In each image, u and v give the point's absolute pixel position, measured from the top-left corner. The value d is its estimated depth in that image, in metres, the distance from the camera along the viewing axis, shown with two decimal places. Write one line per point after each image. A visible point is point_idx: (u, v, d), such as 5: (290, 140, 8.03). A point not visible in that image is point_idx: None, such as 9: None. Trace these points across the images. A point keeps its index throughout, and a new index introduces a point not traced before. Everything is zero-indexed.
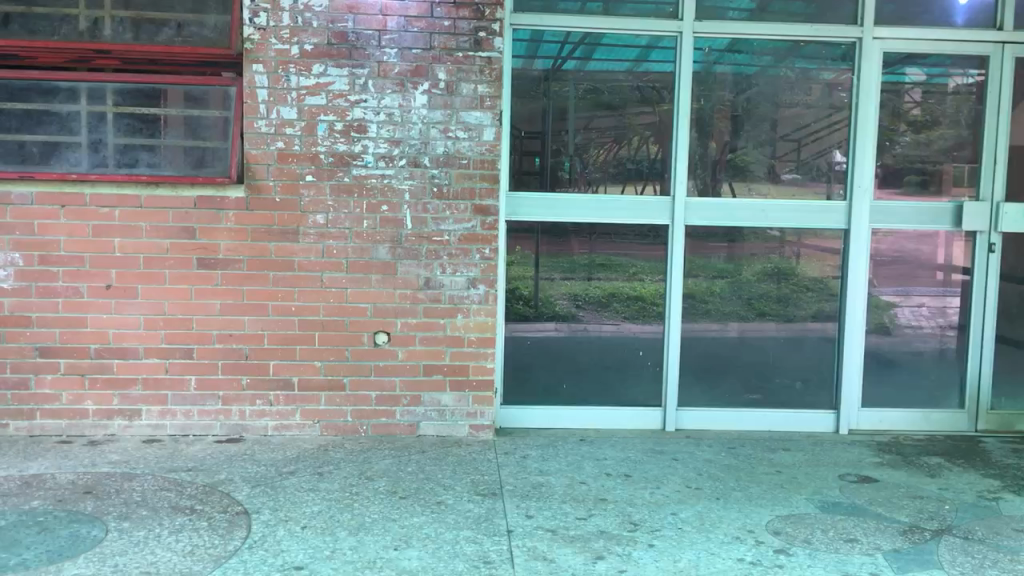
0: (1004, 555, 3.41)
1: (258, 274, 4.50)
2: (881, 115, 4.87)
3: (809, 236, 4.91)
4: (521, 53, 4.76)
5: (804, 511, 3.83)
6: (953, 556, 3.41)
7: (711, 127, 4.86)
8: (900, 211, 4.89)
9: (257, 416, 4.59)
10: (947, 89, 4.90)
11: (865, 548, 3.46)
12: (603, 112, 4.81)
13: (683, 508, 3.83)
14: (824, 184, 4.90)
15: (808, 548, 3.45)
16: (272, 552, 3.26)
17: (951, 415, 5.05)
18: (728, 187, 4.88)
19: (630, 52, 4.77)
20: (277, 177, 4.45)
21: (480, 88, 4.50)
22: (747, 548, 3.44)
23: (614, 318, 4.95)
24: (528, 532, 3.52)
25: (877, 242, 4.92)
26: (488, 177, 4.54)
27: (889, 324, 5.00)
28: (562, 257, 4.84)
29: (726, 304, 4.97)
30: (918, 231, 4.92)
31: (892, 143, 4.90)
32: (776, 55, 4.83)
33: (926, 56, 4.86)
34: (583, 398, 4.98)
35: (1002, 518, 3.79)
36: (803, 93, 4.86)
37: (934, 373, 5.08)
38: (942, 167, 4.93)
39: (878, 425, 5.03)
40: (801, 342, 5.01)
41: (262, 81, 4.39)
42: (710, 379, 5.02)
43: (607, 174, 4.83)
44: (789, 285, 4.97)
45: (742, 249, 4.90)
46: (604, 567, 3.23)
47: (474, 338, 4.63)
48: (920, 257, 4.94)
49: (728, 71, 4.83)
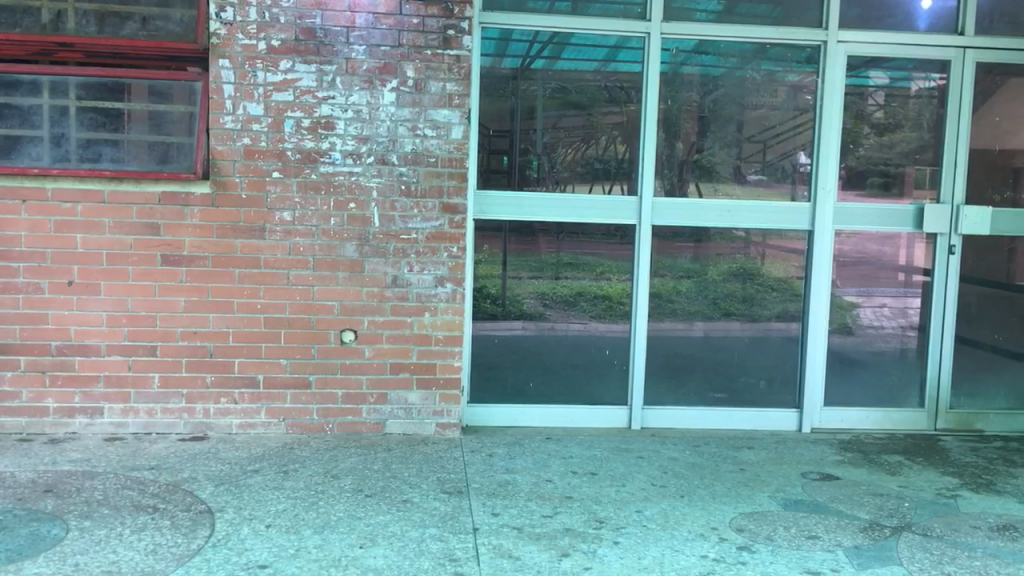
0: (962, 552, 3.48)
1: (223, 271, 4.46)
2: (845, 117, 4.94)
3: (775, 237, 4.97)
4: (489, 51, 4.76)
5: (767, 508, 3.88)
6: (912, 553, 3.47)
7: (679, 127, 4.90)
8: (862, 212, 4.97)
9: (222, 414, 4.55)
10: (909, 93, 4.98)
11: (826, 545, 3.51)
12: (572, 111, 4.84)
13: (648, 506, 3.86)
14: (789, 185, 4.95)
15: (771, 545, 3.49)
16: (235, 551, 3.23)
17: (913, 414, 5.12)
18: (695, 187, 4.92)
19: (598, 52, 4.79)
20: (243, 173, 4.42)
21: (448, 86, 4.49)
22: (711, 545, 3.48)
23: (581, 317, 4.98)
24: (494, 530, 3.53)
25: (841, 243, 4.99)
26: (456, 175, 4.54)
27: (852, 324, 5.07)
28: (530, 256, 4.87)
29: (692, 304, 5.03)
30: (880, 233, 5.00)
31: (856, 145, 4.97)
32: (742, 56, 4.88)
33: (889, 61, 4.93)
34: (549, 397, 5.00)
35: (960, 515, 3.86)
36: (768, 94, 4.92)
37: (896, 373, 5.15)
38: (905, 169, 5.01)
39: (840, 424, 5.10)
40: (766, 342, 5.07)
41: (228, 77, 4.36)
42: (676, 378, 5.05)
43: (575, 173, 4.84)
44: (754, 285, 5.03)
45: (708, 249, 4.95)
46: (569, 564, 3.25)
47: (442, 336, 4.63)
48: (882, 259, 5.02)
49: (695, 72, 4.87)
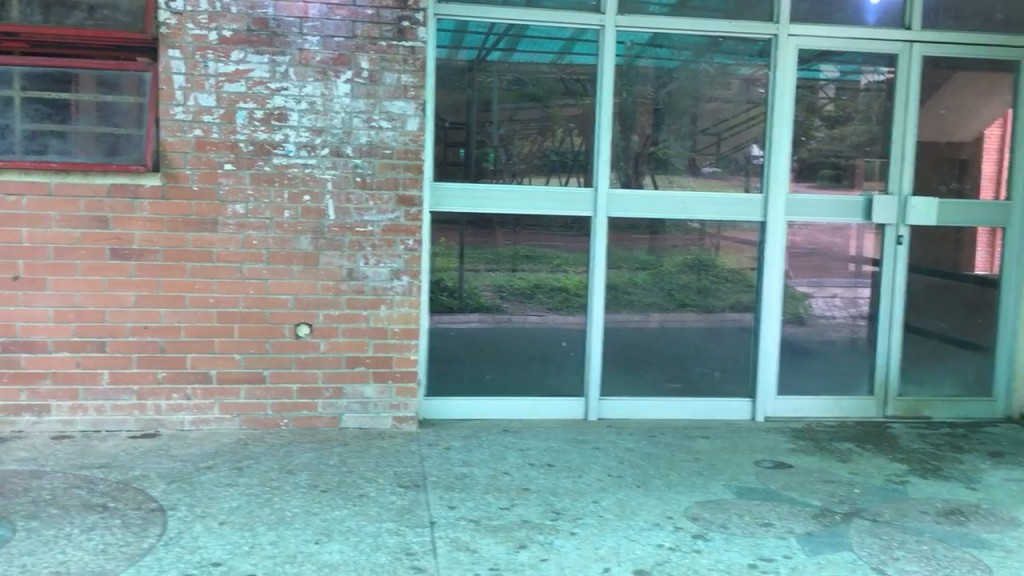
0: (910, 537, 3.56)
1: (174, 265, 4.39)
2: (797, 110, 5.01)
3: (729, 228, 5.02)
4: (445, 43, 4.73)
5: (721, 497, 3.93)
6: (862, 538, 3.54)
7: (634, 120, 4.92)
8: (814, 204, 5.04)
9: (174, 410, 4.49)
10: (859, 86, 5.06)
11: (779, 532, 3.57)
12: (527, 104, 4.83)
13: (605, 497, 3.89)
14: (742, 177, 5.01)
15: (725, 533, 3.54)
16: (188, 549, 3.19)
17: (863, 402, 5.22)
18: (650, 179, 4.95)
19: (554, 44, 4.80)
20: (193, 165, 4.35)
21: (403, 78, 4.47)
22: (667, 534, 3.52)
23: (539, 309, 4.98)
24: (451, 523, 3.53)
25: (793, 235, 5.06)
26: (412, 167, 4.52)
27: (804, 314, 5.14)
28: (486, 249, 4.86)
29: (648, 296, 5.05)
30: (831, 224, 5.08)
31: (808, 137, 5.04)
32: (696, 50, 4.92)
33: (839, 54, 5.00)
34: (507, 389, 5.00)
35: (908, 501, 3.95)
36: (722, 87, 4.97)
37: (847, 362, 5.24)
38: (855, 162, 5.09)
39: (793, 413, 5.18)
40: (720, 332, 5.12)
41: (177, 67, 4.28)
42: (632, 369, 5.09)
43: (531, 166, 4.85)
44: (709, 276, 5.07)
45: (664, 241, 4.99)
46: (526, 555, 3.26)
47: (398, 329, 4.61)
48: (833, 250, 5.11)
49: (650, 65, 4.89)
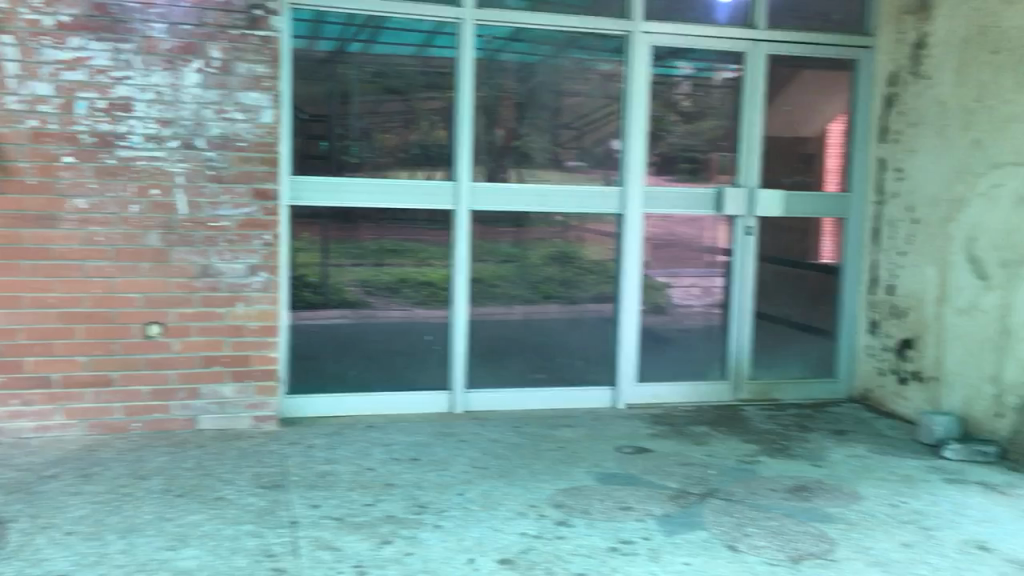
0: (760, 514, 3.73)
1: (10, 263, 4.14)
2: (654, 105, 5.15)
3: (590, 221, 5.13)
4: (302, 33, 4.61)
5: (584, 483, 4.01)
6: (716, 517, 3.69)
7: (497, 114, 4.95)
8: (670, 197, 5.21)
9: (12, 418, 4.23)
10: (712, 83, 5.26)
11: (638, 514, 3.68)
12: (388, 96, 4.79)
13: (469, 488, 3.90)
14: (602, 170, 5.12)
15: (587, 518, 3.62)
16: (28, 563, 3.02)
17: (717, 387, 5.44)
18: (514, 173, 4.99)
19: (414, 37, 4.77)
20: (29, 157, 4.10)
21: (256, 68, 4.35)
22: (530, 522, 3.56)
23: (404, 303, 4.95)
24: (313, 522, 3.47)
25: (650, 226, 5.21)
26: (267, 160, 4.41)
27: (663, 303, 5.30)
28: (350, 243, 4.79)
29: (513, 288, 5.07)
30: (686, 216, 5.26)
31: (666, 132, 5.19)
32: (554, 45, 4.99)
33: (693, 52, 5.18)
34: (370, 384, 4.95)
35: (759, 479, 4.14)
36: (582, 83, 5.06)
37: (703, 348, 5.44)
38: (710, 156, 5.29)
39: (652, 399, 5.33)
40: (583, 322, 5.22)
41: (9, 53, 4.03)
42: (497, 361, 5.12)
43: (394, 159, 4.82)
44: (572, 268, 5.14)
45: (530, 234, 5.04)
46: (390, 551, 3.24)
47: (256, 326, 4.49)
48: (688, 241, 5.30)
49: (513, 59, 4.93)
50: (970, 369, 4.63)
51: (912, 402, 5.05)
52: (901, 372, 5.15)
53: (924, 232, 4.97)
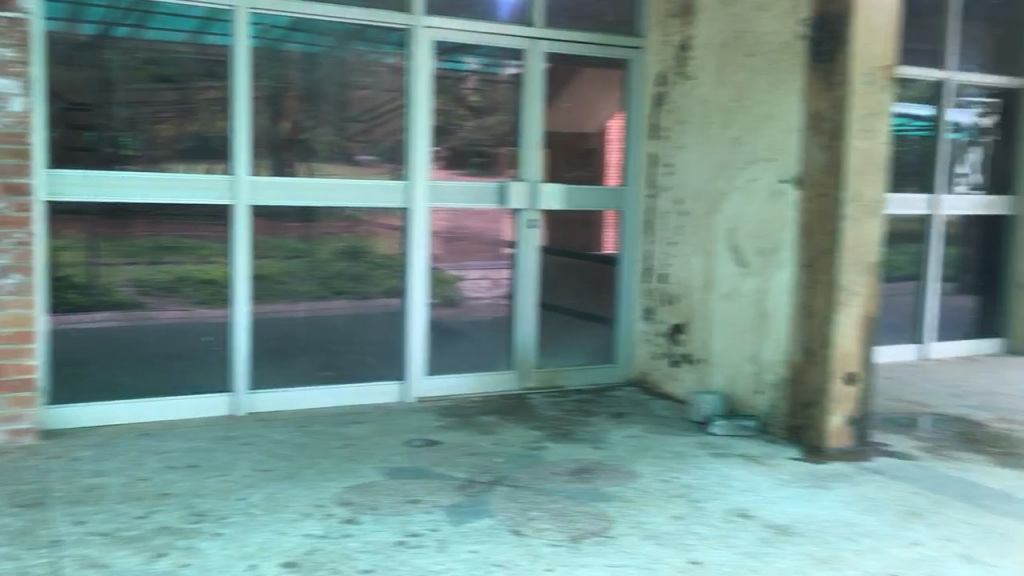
0: (543, 498, 3.85)
1: None
2: (442, 99, 5.18)
3: (377, 215, 5.08)
4: (59, 15, 4.27)
5: (372, 479, 3.98)
6: (502, 503, 3.77)
7: (281, 106, 4.81)
8: (457, 191, 5.26)
9: None
10: (500, 79, 5.36)
11: (425, 507, 3.69)
12: (161, 85, 4.54)
13: (252, 493, 3.78)
14: (389, 164, 5.09)
15: (374, 515, 3.59)
16: None
17: (504, 376, 5.55)
18: (298, 167, 4.87)
19: (186, 23, 4.54)
20: None
21: (3, 51, 4.00)
22: (316, 522, 3.50)
23: (182, 303, 4.74)
24: (78, 539, 3.24)
25: (437, 219, 5.23)
26: (19, 152, 4.07)
27: (454, 296, 5.34)
28: (123, 241, 4.53)
29: (302, 284, 4.99)
30: (472, 209, 5.33)
31: (456, 126, 5.24)
32: (336, 37, 4.91)
33: (479, 48, 5.26)
34: (144, 389, 4.68)
35: (543, 464, 4.27)
36: (369, 75, 5.01)
37: (491, 339, 5.55)
38: (498, 150, 5.39)
39: (441, 391, 5.36)
40: (370, 318, 5.18)
41: None
42: (281, 359, 4.98)
43: (170, 151, 4.57)
44: (361, 263, 5.10)
45: (318, 229, 4.96)
46: (164, 563, 3.08)
47: (10, 332, 4.14)
48: (476, 234, 5.38)
49: (296, 50, 4.82)
50: (733, 350, 4.98)
51: (683, 383, 5.38)
52: (673, 355, 5.47)
53: (692, 223, 5.29)
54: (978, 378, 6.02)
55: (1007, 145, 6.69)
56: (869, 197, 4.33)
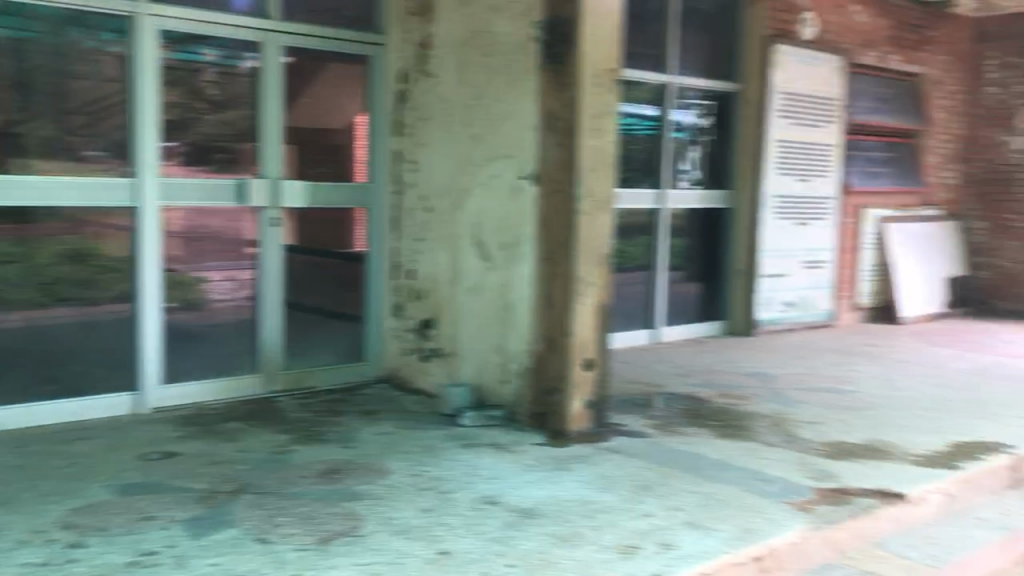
0: (290, 502, 3.75)
1: None
2: (176, 92, 4.92)
3: (101, 215, 4.73)
4: None
5: (101, 498, 3.71)
6: (246, 512, 3.64)
7: None
8: (193, 188, 5.01)
9: None
10: (239, 72, 5.15)
11: (161, 522, 3.49)
12: None
13: None
14: (116, 160, 4.76)
15: (103, 536, 3.35)
16: None
17: (248, 380, 5.35)
18: (12, 163, 4.43)
19: None
20: None
21: None
22: (35, 550, 3.21)
23: None
24: None
25: (170, 218, 4.95)
26: None
27: (194, 298, 5.10)
28: None
29: (18, 292, 4.55)
30: (209, 207, 5.10)
31: (197, 119, 5.01)
32: (51, 23, 4.51)
33: (215, 38, 5.03)
34: None
35: (290, 468, 4.16)
36: (92, 65, 4.66)
37: (234, 342, 5.33)
38: (242, 146, 5.20)
39: (178, 399, 5.09)
40: (97, 325, 4.82)
41: None
42: None
43: None
44: (87, 267, 4.73)
45: (37, 231, 4.54)
46: None
47: None
48: (216, 233, 5.14)
49: (3, 35, 4.39)
50: (480, 341, 5.09)
51: (433, 377, 5.44)
52: (422, 350, 5.51)
53: (437, 219, 5.36)
54: (703, 358, 6.55)
55: (723, 144, 7.31)
56: (600, 192, 4.58)
